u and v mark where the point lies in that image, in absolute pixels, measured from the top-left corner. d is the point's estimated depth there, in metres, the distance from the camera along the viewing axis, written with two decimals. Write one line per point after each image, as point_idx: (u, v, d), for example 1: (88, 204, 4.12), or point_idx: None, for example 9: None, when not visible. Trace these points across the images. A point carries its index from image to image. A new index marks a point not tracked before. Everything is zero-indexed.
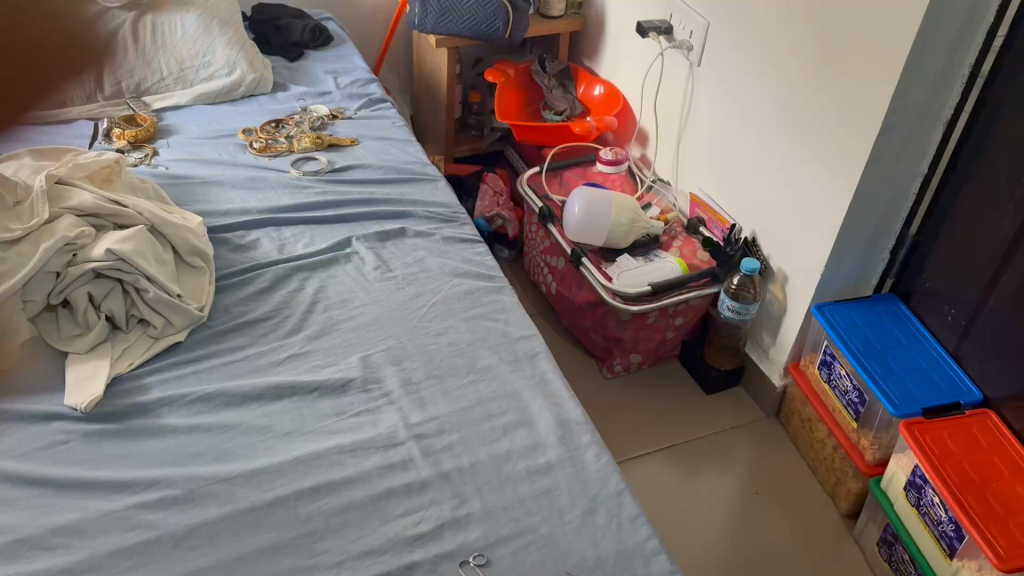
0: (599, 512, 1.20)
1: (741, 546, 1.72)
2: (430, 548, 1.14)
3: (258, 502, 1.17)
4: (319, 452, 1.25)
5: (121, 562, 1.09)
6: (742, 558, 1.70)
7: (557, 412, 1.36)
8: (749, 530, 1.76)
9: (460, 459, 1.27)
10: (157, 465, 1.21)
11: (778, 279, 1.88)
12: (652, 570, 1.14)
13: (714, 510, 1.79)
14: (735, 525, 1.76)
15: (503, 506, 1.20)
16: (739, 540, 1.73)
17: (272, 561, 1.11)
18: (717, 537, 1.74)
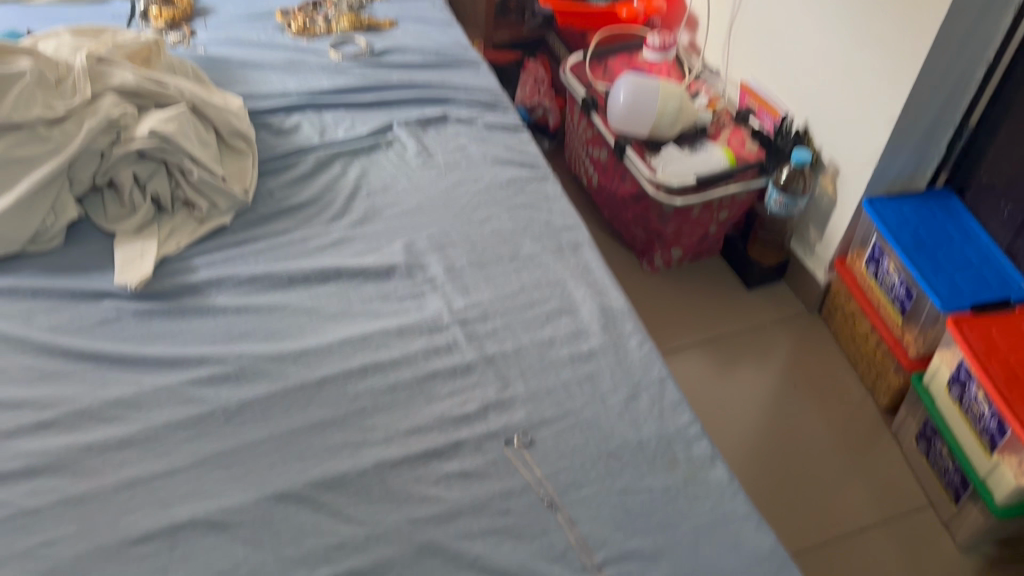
0: (641, 398, 1.21)
1: (777, 437, 1.76)
2: (475, 427, 1.17)
3: (307, 380, 1.20)
4: (367, 334, 1.27)
5: (177, 433, 1.13)
6: (777, 449, 1.74)
7: (601, 301, 1.35)
8: (786, 422, 1.79)
9: (503, 343, 1.28)
10: (208, 342, 1.25)
11: (829, 172, 1.83)
12: (693, 454, 1.15)
13: (753, 404, 1.82)
14: (772, 417, 1.80)
15: (546, 389, 1.22)
16: (778, 433, 1.77)
17: (322, 435, 1.15)
18: (755, 430, 1.77)
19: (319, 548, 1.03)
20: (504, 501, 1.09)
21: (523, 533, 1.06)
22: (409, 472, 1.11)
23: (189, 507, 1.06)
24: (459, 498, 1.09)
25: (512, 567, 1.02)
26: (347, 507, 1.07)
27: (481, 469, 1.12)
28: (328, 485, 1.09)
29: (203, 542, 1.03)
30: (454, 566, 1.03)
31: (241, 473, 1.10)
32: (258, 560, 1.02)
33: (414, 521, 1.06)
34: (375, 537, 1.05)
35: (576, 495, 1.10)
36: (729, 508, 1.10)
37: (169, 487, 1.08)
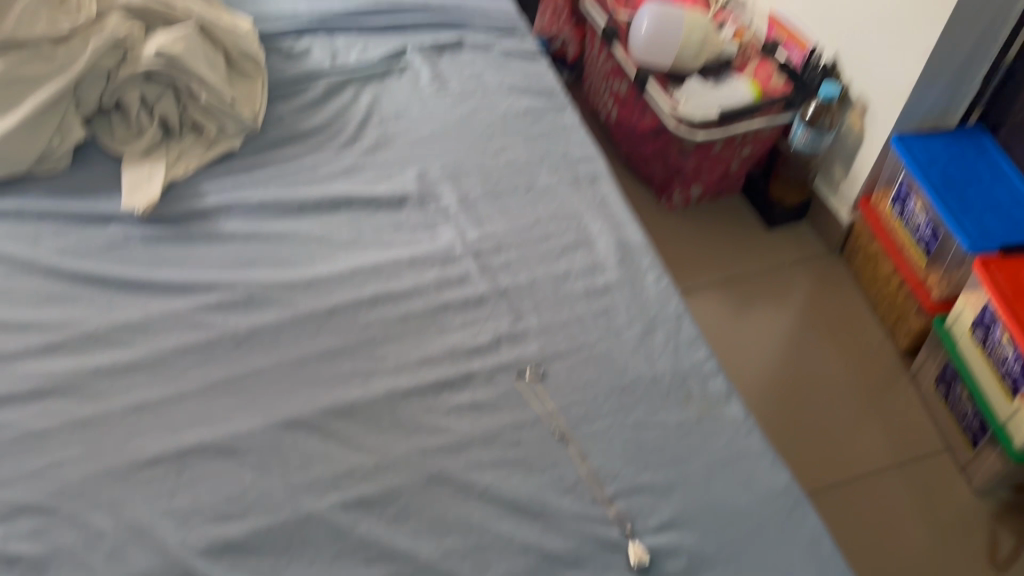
0: (657, 333, 1.18)
1: (794, 379, 1.74)
2: (487, 359, 1.15)
3: (317, 309, 1.18)
4: (378, 264, 1.24)
5: (186, 358, 1.12)
6: (793, 391, 1.72)
7: (618, 234, 1.31)
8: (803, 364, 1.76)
9: (517, 276, 1.24)
10: (218, 269, 1.23)
11: (857, 107, 1.76)
12: (708, 390, 1.13)
13: (772, 345, 1.80)
14: (789, 360, 1.77)
15: (560, 323, 1.19)
16: (796, 374, 1.75)
17: (332, 364, 1.13)
18: (773, 370, 1.75)
19: (327, 476, 1.02)
20: (515, 433, 1.08)
21: (533, 465, 1.05)
22: (419, 403, 1.10)
23: (199, 432, 1.05)
24: (470, 429, 1.07)
25: (522, 498, 1.01)
26: (357, 436, 1.06)
27: (493, 401, 1.10)
28: (338, 413, 1.08)
29: (212, 467, 1.03)
30: (464, 496, 1.02)
31: (250, 400, 1.09)
32: (266, 486, 1.01)
33: (424, 450, 1.05)
34: (384, 465, 1.04)
35: (589, 428, 1.08)
36: (743, 443, 1.08)
37: (178, 412, 1.07)
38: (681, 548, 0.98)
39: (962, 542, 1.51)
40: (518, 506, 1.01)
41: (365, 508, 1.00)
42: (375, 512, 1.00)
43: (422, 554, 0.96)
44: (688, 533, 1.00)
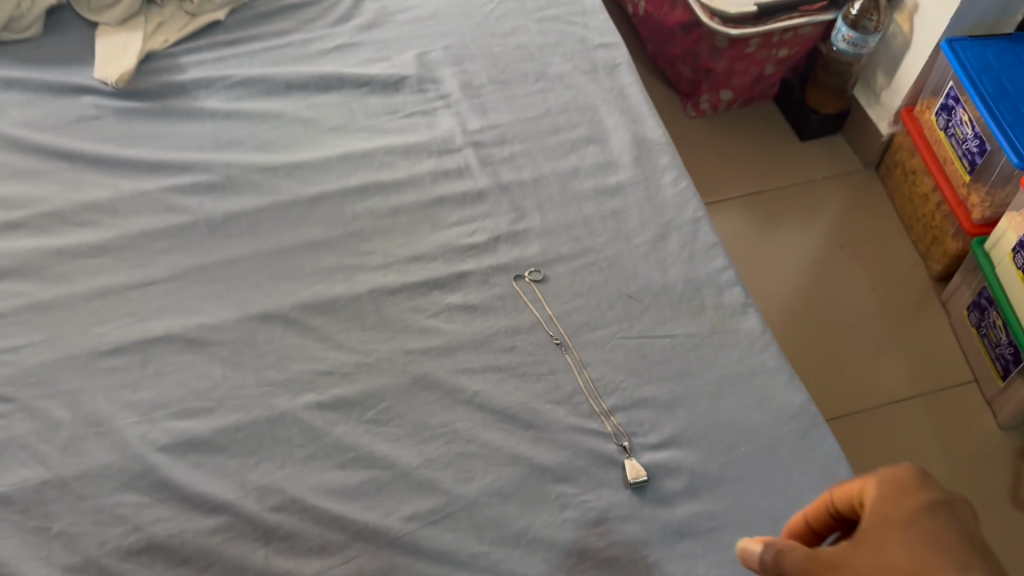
0: (671, 239, 1.08)
1: (817, 302, 1.64)
2: (483, 260, 1.05)
3: (300, 197, 1.08)
4: (369, 152, 1.13)
5: (155, 244, 1.04)
6: (816, 315, 1.62)
7: (635, 129, 1.18)
8: (828, 286, 1.66)
9: (521, 171, 1.13)
10: (194, 149, 1.13)
11: (907, 8, 1.60)
12: (724, 302, 1.03)
13: (795, 264, 1.69)
14: (813, 281, 1.66)
15: (565, 223, 1.09)
16: (819, 295, 1.64)
17: (314, 257, 1.04)
18: (795, 291, 1.65)
19: (303, 374, 0.94)
20: (509, 338, 0.99)
21: (527, 372, 0.96)
22: (406, 302, 1.01)
23: (166, 321, 0.98)
24: (460, 331, 0.99)
25: (513, 406, 0.93)
26: (336, 333, 0.98)
27: (487, 303, 1.01)
28: (318, 309, 0.99)
29: (179, 359, 0.95)
30: (449, 402, 0.93)
31: (224, 290, 1.00)
32: (236, 381, 0.94)
33: (409, 352, 0.97)
34: (365, 365, 0.95)
35: (589, 337, 0.99)
36: (759, 360, 0.98)
37: (145, 299, 0.99)
38: (681, 468, 0.90)
39: (983, 476, 1.43)
40: (508, 415, 0.93)
41: (342, 409, 0.92)
42: (352, 414, 0.92)
43: (401, 460, 0.89)
44: (691, 452, 0.91)
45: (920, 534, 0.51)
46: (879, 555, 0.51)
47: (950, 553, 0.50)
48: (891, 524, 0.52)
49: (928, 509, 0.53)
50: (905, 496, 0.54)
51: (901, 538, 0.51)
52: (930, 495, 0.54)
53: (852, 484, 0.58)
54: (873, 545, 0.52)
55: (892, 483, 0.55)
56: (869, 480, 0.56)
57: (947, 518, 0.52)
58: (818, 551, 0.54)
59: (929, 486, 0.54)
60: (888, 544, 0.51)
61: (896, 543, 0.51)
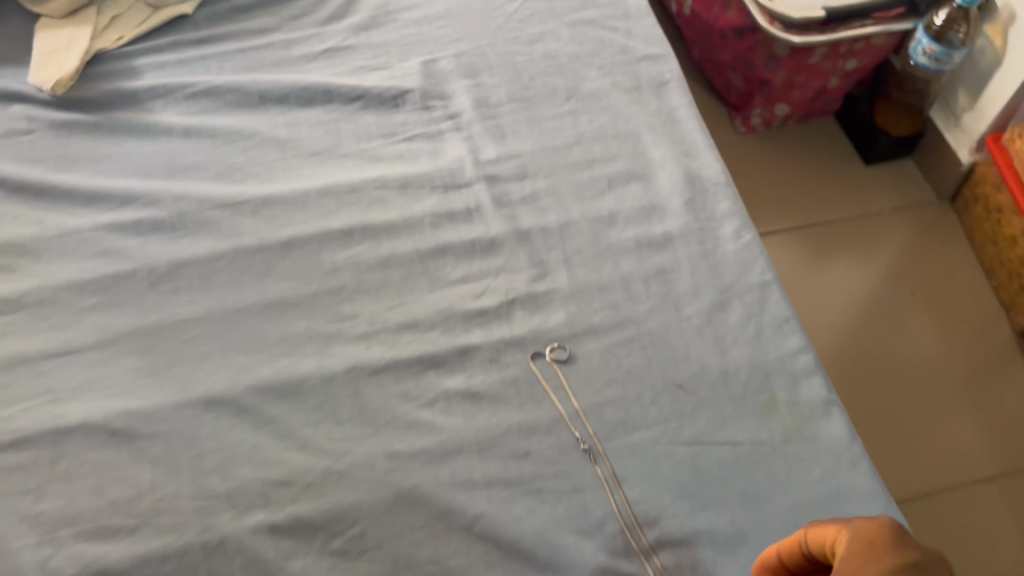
0: (732, 310, 0.85)
1: (883, 354, 1.40)
2: (494, 331, 0.83)
3: (267, 241, 0.86)
4: (357, 185, 0.91)
5: (82, 300, 0.82)
6: (882, 369, 1.38)
7: (688, 164, 0.95)
8: (896, 336, 1.42)
9: (545, 214, 0.90)
10: (142, 175, 0.91)
11: (1000, 20, 1.35)
12: (798, 398, 0.80)
13: (859, 309, 1.45)
14: (879, 329, 1.43)
15: (598, 285, 0.86)
16: (885, 346, 1.41)
17: (280, 323, 0.82)
18: (860, 341, 1.41)
19: (254, 484, 0.73)
20: (522, 440, 0.77)
21: (545, 489, 0.74)
22: (393, 386, 0.79)
23: (85, 405, 0.76)
24: (461, 429, 0.77)
25: (525, 537, 0.72)
26: (301, 427, 0.76)
27: (495, 391, 0.79)
28: (280, 393, 0.78)
29: (96, 458, 0.74)
30: (443, 528, 0.72)
31: (161, 364, 0.79)
32: (168, 491, 0.72)
33: (393, 456, 0.75)
34: (334, 474, 0.74)
35: (626, 441, 0.77)
36: (844, 481, 0.76)
37: (62, 373, 0.78)
38: None
39: None
40: (518, 551, 0.71)
41: (301, 534, 0.71)
42: (315, 543, 0.71)
43: None
44: None
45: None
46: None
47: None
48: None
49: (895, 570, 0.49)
50: (872, 555, 0.50)
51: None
52: (903, 556, 0.49)
53: (827, 533, 0.55)
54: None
55: (866, 538, 0.51)
56: (844, 531, 0.53)
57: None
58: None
59: (900, 544, 0.50)
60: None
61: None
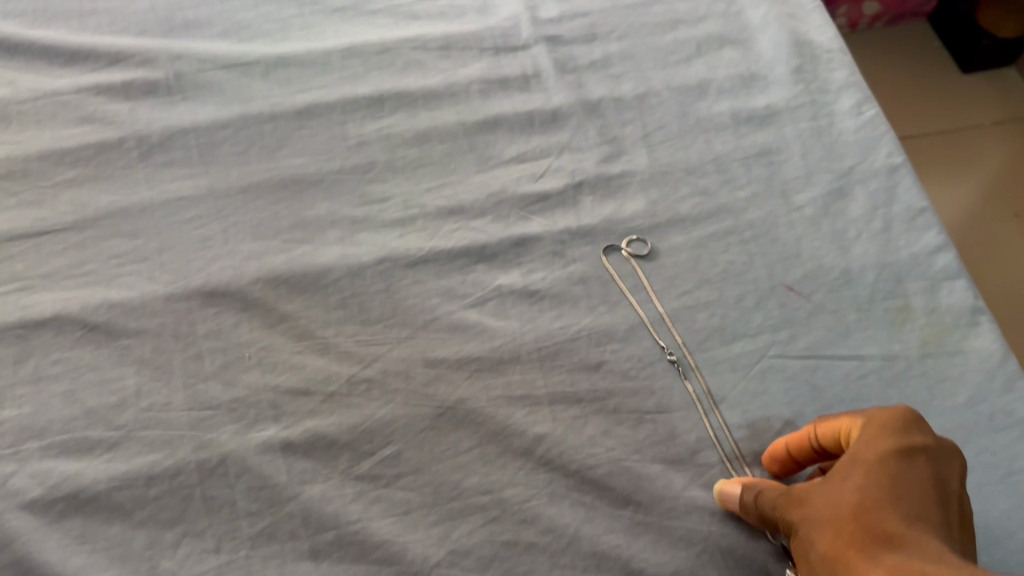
0: (853, 199, 0.69)
1: (1004, 283, 1.21)
2: (557, 218, 0.67)
3: (281, 108, 0.71)
4: (389, 46, 0.75)
5: (59, 173, 0.68)
6: (1006, 301, 1.19)
7: (793, 27, 0.78)
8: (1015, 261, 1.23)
9: (618, 83, 0.74)
10: (133, 33, 0.76)
11: None
12: (939, 305, 0.64)
13: (965, 232, 1.26)
14: (994, 255, 1.24)
15: (686, 167, 0.70)
16: (1004, 274, 1.22)
17: (297, 204, 0.67)
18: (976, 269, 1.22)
19: (263, 394, 0.59)
20: (594, 349, 0.62)
21: (622, 409, 0.59)
22: (434, 282, 0.64)
23: (59, 296, 0.62)
24: (518, 334, 0.62)
25: (599, 466, 0.57)
26: (322, 327, 0.62)
27: (560, 289, 0.64)
28: (297, 285, 0.63)
29: (71, 359, 0.60)
30: (496, 452, 0.58)
31: (152, 249, 0.64)
32: (156, 400, 0.58)
33: (433, 365, 0.61)
34: (362, 383, 0.60)
35: (724, 353, 0.62)
36: (1002, 406, 0.60)
37: (33, 258, 0.64)
38: None
39: None
40: (591, 483, 0.57)
41: (320, 455, 0.57)
42: (338, 465, 0.57)
43: (410, 553, 0.54)
44: None
45: (885, 476, 0.48)
46: (833, 492, 0.49)
47: (903, 499, 0.47)
48: (860, 465, 0.49)
49: (906, 454, 0.49)
50: (885, 433, 0.50)
51: (862, 475, 0.49)
52: (915, 439, 0.50)
53: (839, 420, 0.53)
54: (834, 478, 0.49)
55: (882, 421, 0.51)
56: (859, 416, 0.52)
57: (922, 466, 0.48)
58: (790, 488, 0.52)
59: (915, 429, 0.50)
60: (845, 484, 0.49)
61: (854, 481, 0.49)
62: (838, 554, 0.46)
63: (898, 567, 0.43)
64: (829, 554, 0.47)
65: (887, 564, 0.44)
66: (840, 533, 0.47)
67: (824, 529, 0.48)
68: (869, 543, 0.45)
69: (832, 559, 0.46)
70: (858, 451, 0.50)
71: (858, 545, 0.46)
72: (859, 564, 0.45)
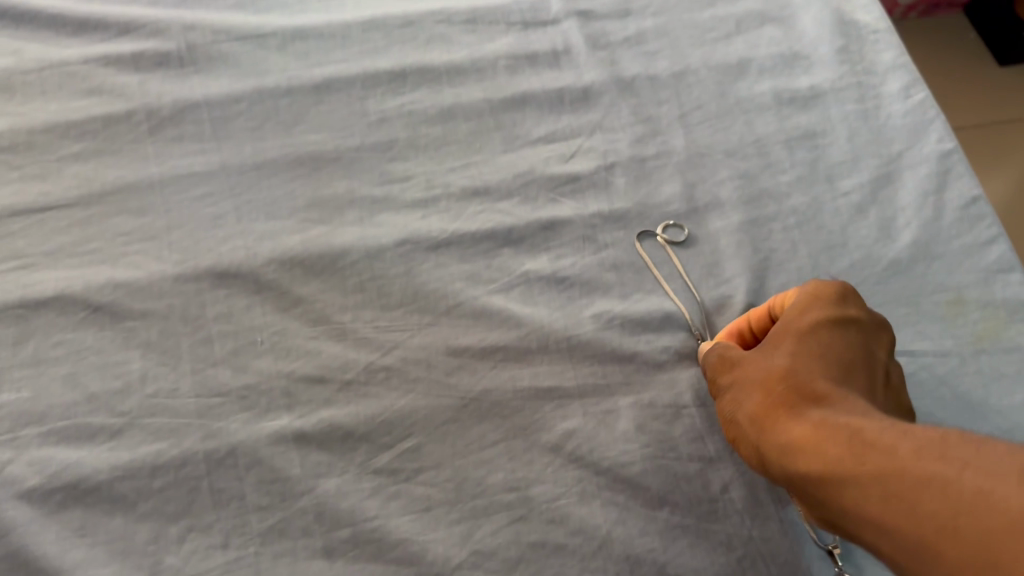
0: (903, 185, 0.65)
1: None
2: (588, 201, 0.64)
3: (299, 82, 0.68)
4: (413, 19, 0.71)
5: (63, 146, 0.64)
6: None
7: (837, 5, 0.74)
8: None
9: (654, 60, 0.70)
10: (144, 2, 0.72)
11: None
12: (995, 299, 0.60)
13: (1007, 221, 1.21)
14: None
15: (726, 149, 0.66)
16: None
17: (314, 182, 0.64)
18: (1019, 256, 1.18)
19: (276, 381, 0.55)
20: (628, 339, 0.58)
21: (657, 403, 0.56)
22: (458, 266, 0.61)
23: (61, 274, 0.59)
24: (546, 322, 0.58)
25: (633, 464, 0.53)
26: (339, 312, 0.58)
27: (591, 276, 0.61)
28: (313, 268, 0.60)
29: (74, 341, 0.57)
30: (523, 448, 0.54)
31: (161, 226, 0.61)
32: (163, 385, 0.55)
33: (456, 353, 0.57)
34: (381, 371, 0.56)
35: None
36: None
37: (35, 235, 0.60)
38: None
39: None
40: (624, 481, 0.53)
41: (336, 446, 0.53)
42: (354, 457, 0.53)
43: (432, 552, 0.51)
44: None
45: (811, 343, 0.50)
46: (766, 356, 0.51)
47: (831, 364, 0.49)
48: (791, 333, 0.51)
49: (834, 323, 0.51)
50: (816, 306, 0.52)
51: (794, 343, 0.50)
52: (846, 311, 0.52)
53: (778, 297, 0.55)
54: (768, 346, 0.51)
55: (817, 292, 0.53)
56: (797, 291, 0.54)
57: (849, 336, 0.51)
58: (723, 350, 0.54)
59: (846, 300, 0.52)
60: (779, 350, 0.50)
61: (786, 348, 0.50)
62: (766, 412, 0.48)
63: (824, 418, 0.44)
64: (757, 412, 0.48)
65: (816, 420, 0.44)
66: (768, 391, 0.48)
67: (755, 391, 0.49)
68: (797, 399, 0.47)
69: (761, 418, 0.48)
70: (789, 320, 0.52)
71: (785, 401, 0.47)
72: (788, 420, 0.46)
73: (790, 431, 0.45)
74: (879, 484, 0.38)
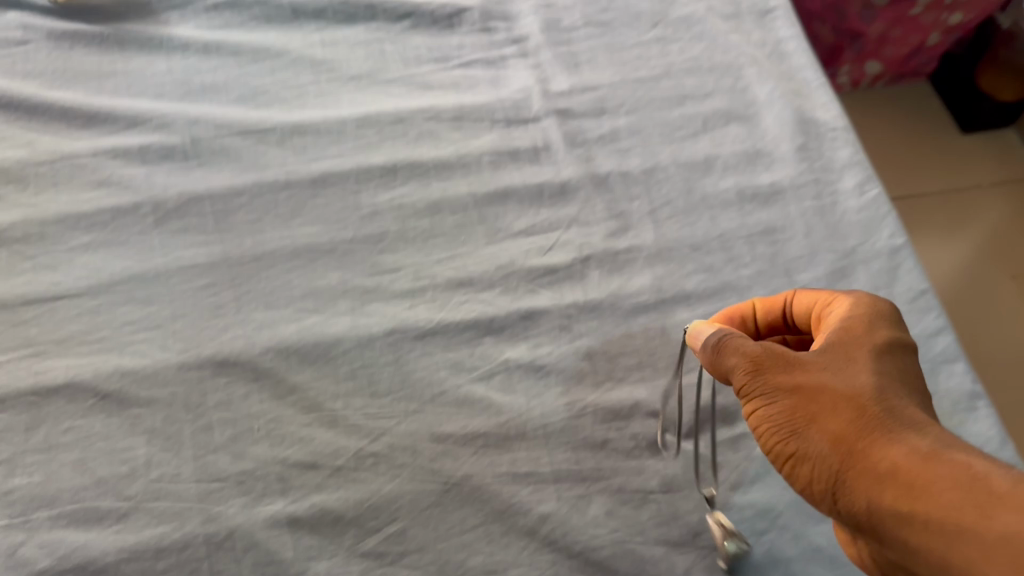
0: (855, 279, 0.70)
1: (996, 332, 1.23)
2: (564, 292, 0.69)
3: (296, 176, 0.73)
4: (404, 116, 0.76)
5: (73, 237, 0.69)
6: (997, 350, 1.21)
7: (799, 105, 0.79)
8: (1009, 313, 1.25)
9: (627, 157, 0.75)
10: (151, 96, 0.77)
11: None
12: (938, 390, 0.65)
13: (962, 282, 1.27)
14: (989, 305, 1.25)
15: (692, 243, 0.71)
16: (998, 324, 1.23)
17: (309, 273, 0.68)
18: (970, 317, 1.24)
19: (272, 467, 0.60)
20: (600, 426, 0.63)
21: (626, 488, 0.60)
22: (442, 355, 0.65)
23: (71, 362, 0.63)
24: (524, 409, 0.63)
25: (602, 547, 0.58)
26: (331, 400, 0.63)
27: (567, 365, 0.65)
28: (308, 356, 0.64)
29: (82, 427, 0.61)
30: (501, 531, 0.58)
31: (165, 315, 0.65)
32: (167, 470, 0.59)
33: (440, 440, 0.61)
34: (369, 457, 0.60)
35: (727, 434, 0.63)
36: None
37: (46, 323, 0.65)
38: None
39: None
40: (593, 563, 0.58)
41: (327, 531, 0.58)
42: (343, 541, 0.57)
43: None
44: None
45: (884, 364, 0.53)
46: (843, 368, 0.53)
47: (902, 388, 0.52)
48: (865, 350, 0.54)
49: (896, 348, 0.55)
50: (880, 326, 0.56)
51: (869, 360, 0.53)
52: (900, 336, 0.56)
53: (825, 302, 0.59)
54: (842, 358, 0.53)
55: (876, 312, 0.56)
56: (851, 301, 0.57)
57: (908, 362, 0.55)
58: (775, 346, 0.55)
59: (899, 325, 0.56)
60: (855, 365, 0.53)
61: (863, 364, 0.53)
62: (854, 427, 0.49)
63: (931, 450, 0.47)
64: (841, 425, 0.50)
65: (921, 449, 0.47)
66: (857, 407, 0.50)
67: (837, 401, 0.51)
68: (889, 422, 0.49)
69: (845, 432, 0.49)
70: (863, 338, 0.54)
71: (877, 420, 0.49)
72: (884, 441, 0.48)
73: (890, 454, 0.47)
74: (1004, 536, 0.41)
